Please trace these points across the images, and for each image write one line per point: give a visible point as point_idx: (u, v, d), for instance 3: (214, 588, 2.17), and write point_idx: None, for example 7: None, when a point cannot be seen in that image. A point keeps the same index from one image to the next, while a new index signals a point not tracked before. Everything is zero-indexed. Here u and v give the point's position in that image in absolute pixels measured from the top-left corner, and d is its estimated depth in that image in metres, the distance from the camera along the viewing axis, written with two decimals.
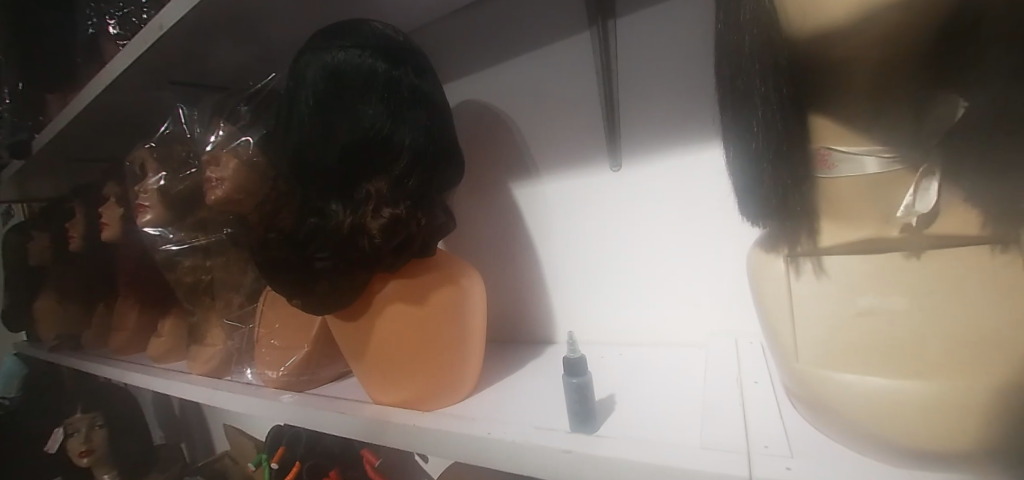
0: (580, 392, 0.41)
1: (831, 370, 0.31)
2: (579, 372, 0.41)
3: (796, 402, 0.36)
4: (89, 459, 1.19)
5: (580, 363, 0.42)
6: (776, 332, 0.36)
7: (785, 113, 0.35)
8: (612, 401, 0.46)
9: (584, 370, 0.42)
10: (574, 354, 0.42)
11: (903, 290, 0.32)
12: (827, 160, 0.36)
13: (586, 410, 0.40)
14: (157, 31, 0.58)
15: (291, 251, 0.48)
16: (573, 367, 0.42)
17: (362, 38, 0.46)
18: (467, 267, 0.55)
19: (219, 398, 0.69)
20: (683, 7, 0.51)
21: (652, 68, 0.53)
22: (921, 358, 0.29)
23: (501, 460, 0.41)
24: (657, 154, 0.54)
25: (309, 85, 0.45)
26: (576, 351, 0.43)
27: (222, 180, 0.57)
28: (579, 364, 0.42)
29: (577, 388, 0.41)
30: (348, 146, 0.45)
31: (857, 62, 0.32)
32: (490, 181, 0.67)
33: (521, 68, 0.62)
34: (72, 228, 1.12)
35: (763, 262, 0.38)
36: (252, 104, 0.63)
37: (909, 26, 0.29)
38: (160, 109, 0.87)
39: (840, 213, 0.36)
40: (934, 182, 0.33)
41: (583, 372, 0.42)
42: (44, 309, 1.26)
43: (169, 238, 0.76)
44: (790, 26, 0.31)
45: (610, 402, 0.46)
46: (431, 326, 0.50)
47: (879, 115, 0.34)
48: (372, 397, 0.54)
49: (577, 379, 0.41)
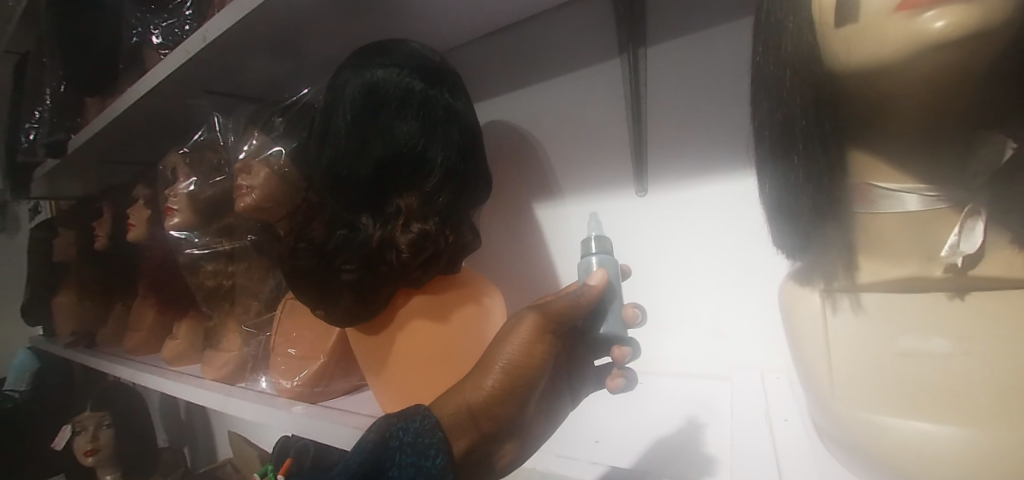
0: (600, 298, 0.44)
1: (871, 412, 0.30)
2: (604, 259, 0.46)
3: (830, 444, 0.35)
4: (94, 458, 1.21)
5: (597, 267, 0.45)
6: (809, 368, 0.35)
7: (825, 149, 0.36)
8: (625, 388, 0.45)
9: (610, 258, 0.46)
10: (589, 259, 0.46)
11: (948, 333, 0.31)
12: (867, 196, 0.36)
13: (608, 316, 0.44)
14: (202, 42, 0.61)
15: (319, 261, 0.49)
16: (586, 267, 0.46)
17: (401, 57, 0.48)
18: (489, 286, 0.55)
19: (230, 404, 0.68)
20: (716, 39, 0.51)
21: (680, 96, 0.54)
22: (968, 403, 0.28)
23: (546, 437, 0.45)
24: (685, 183, 0.54)
25: (347, 101, 0.46)
26: (593, 252, 0.46)
27: (253, 188, 0.59)
28: (603, 242, 0.47)
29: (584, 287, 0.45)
30: (381, 161, 0.45)
31: (902, 99, 0.32)
32: (515, 201, 0.68)
33: (550, 92, 0.64)
34: (98, 228, 1.14)
35: (798, 295, 0.37)
36: (286, 116, 0.63)
37: (956, 68, 0.29)
38: (193, 117, 0.90)
39: (881, 250, 0.35)
40: (979, 222, 0.32)
41: (608, 253, 0.47)
42: (63, 305, 1.29)
43: (195, 242, 0.77)
44: (831, 59, 0.32)
45: (625, 386, 0.45)
46: (446, 355, 0.48)
47: (922, 153, 0.34)
48: (387, 414, 0.53)
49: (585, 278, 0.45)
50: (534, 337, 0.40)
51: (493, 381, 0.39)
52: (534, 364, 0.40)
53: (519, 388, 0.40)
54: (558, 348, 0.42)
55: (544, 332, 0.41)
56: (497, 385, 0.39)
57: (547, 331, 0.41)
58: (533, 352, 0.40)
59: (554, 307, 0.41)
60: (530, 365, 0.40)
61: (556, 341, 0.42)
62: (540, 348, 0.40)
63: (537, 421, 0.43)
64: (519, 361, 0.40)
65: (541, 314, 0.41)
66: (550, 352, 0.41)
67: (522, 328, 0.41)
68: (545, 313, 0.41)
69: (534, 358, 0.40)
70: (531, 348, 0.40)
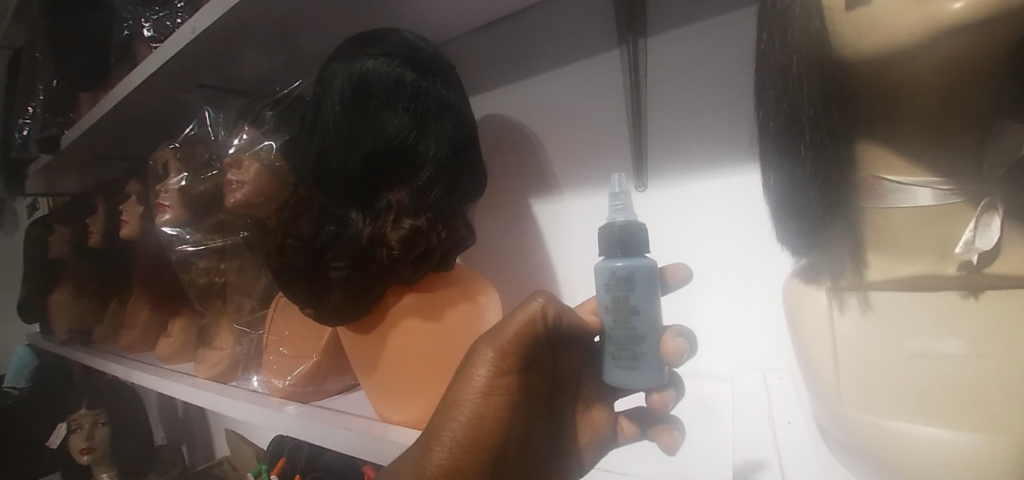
0: (624, 328, 0.36)
1: (879, 416, 0.29)
2: (631, 263, 0.36)
3: (836, 449, 0.33)
4: (89, 456, 1.19)
5: (627, 283, 0.36)
6: (812, 369, 0.34)
7: (831, 141, 0.34)
8: (675, 448, 0.38)
9: (643, 261, 0.36)
10: (615, 265, 0.37)
11: (961, 334, 0.30)
12: (877, 189, 0.34)
13: (640, 359, 0.36)
14: (190, 34, 0.60)
15: (307, 258, 0.47)
16: (606, 273, 0.37)
17: (391, 48, 0.46)
18: (484, 284, 0.53)
19: (221, 403, 0.67)
20: (719, 29, 0.50)
21: (681, 89, 0.52)
22: (984, 408, 0.27)
23: None
24: (686, 177, 0.52)
25: (336, 92, 0.45)
26: (618, 261, 0.37)
27: (243, 183, 0.57)
28: (633, 231, 0.37)
29: (604, 307, 0.38)
30: (371, 155, 0.44)
31: (912, 88, 0.30)
32: (512, 196, 0.66)
33: (548, 84, 0.62)
34: (92, 224, 1.13)
35: (803, 294, 0.36)
36: (277, 109, 0.62)
37: (973, 52, 0.27)
38: (185, 112, 0.89)
39: (891, 247, 0.34)
40: (995, 218, 0.31)
41: (639, 254, 0.37)
42: (59, 302, 1.28)
43: (187, 239, 0.76)
44: (841, 46, 0.30)
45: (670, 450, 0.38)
46: (444, 359, 0.47)
47: (934, 146, 0.32)
48: (378, 415, 0.51)
49: (607, 298, 0.37)
50: (485, 393, 0.37)
51: (442, 451, 0.37)
52: (494, 426, 0.37)
53: (474, 458, 0.36)
54: (525, 392, 0.38)
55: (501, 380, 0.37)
56: (446, 455, 0.36)
57: (503, 382, 0.37)
58: (487, 409, 0.37)
59: (510, 337, 0.37)
60: (487, 426, 0.37)
61: (519, 387, 0.38)
62: (497, 400, 0.37)
63: (529, 475, 0.39)
64: (470, 424, 0.37)
65: (498, 356, 0.37)
66: (514, 400, 0.38)
67: (475, 377, 0.37)
68: (502, 351, 0.37)
69: (491, 416, 0.37)
70: (484, 404, 0.37)
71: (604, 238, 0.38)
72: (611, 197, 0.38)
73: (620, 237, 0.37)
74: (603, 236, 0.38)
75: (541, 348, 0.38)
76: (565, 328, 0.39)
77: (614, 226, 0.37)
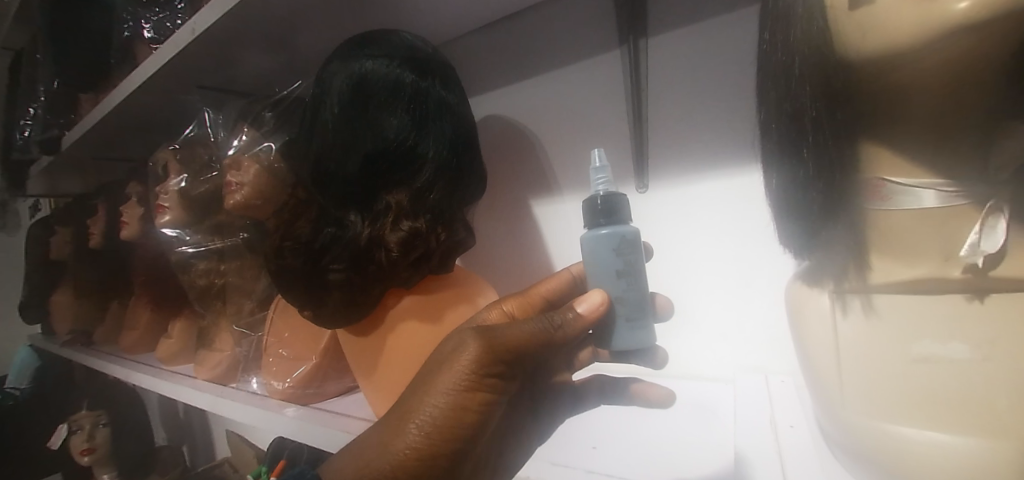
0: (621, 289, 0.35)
1: (883, 421, 0.28)
2: (616, 231, 0.35)
3: (839, 454, 0.33)
4: (90, 458, 1.19)
5: (622, 245, 0.35)
6: (815, 372, 0.33)
7: (833, 142, 0.34)
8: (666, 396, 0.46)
9: (627, 228, 0.35)
10: (599, 233, 0.35)
11: (967, 338, 0.29)
12: (881, 191, 0.34)
13: (645, 318, 0.35)
14: (190, 35, 0.60)
15: (305, 259, 0.47)
16: (590, 241, 0.35)
17: (390, 48, 0.46)
18: (484, 285, 0.52)
19: (221, 405, 0.67)
20: (720, 29, 0.49)
21: (682, 89, 0.51)
22: (990, 414, 0.26)
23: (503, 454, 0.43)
24: (688, 178, 0.51)
25: (335, 93, 0.45)
26: (604, 225, 0.35)
27: (242, 185, 0.58)
28: (615, 203, 0.36)
29: (589, 276, 0.36)
30: (370, 156, 0.44)
31: (917, 88, 0.30)
32: (512, 197, 0.66)
33: (549, 85, 0.62)
34: (93, 226, 1.13)
35: (805, 297, 0.35)
36: (277, 110, 0.62)
37: (978, 52, 0.27)
38: (185, 113, 0.89)
39: (895, 250, 0.34)
40: (1001, 220, 0.31)
41: (622, 222, 0.36)
42: (61, 303, 1.28)
43: (187, 240, 0.76)
44: (844, 46, 0.30)
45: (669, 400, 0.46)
46: None
47: (939, 147, 0.32)
48: (378, 418, 0.51)
49: (595, 266, 0.35)
50: (463, 389, 0.35)
51: (410, 433, 0.37)
52: (467, 419, 0.36)
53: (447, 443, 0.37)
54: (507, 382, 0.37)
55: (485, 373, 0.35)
56: (415, 438, 0.36)
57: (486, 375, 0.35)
58: (462, 404, 0.36)
59: (503, 336, 0.34)
60: (460, 419, 0.36)
61: (500, 383, 0.36)
62: (480, 394, 0.36)
63: (490, 448, 0.41)
64: (443, 416, 0.36)
65: (486, 351, 0.35)
66: (492, 395, 0.36)
67: (455, 368, 0.35)
68: (488, 349, 0.35)
69: (466, 409, 0.36)
70: (460, 398, 0.36)
71: (587, 209, 0.36)
72: (592, 171, 0.37)
73: (608, 208, 0.35)
74: (586, 207, 0.36)
75: (535, 351, 0.35)
76: (562, 332, 0.34)
77: (597, 197, 0.36)
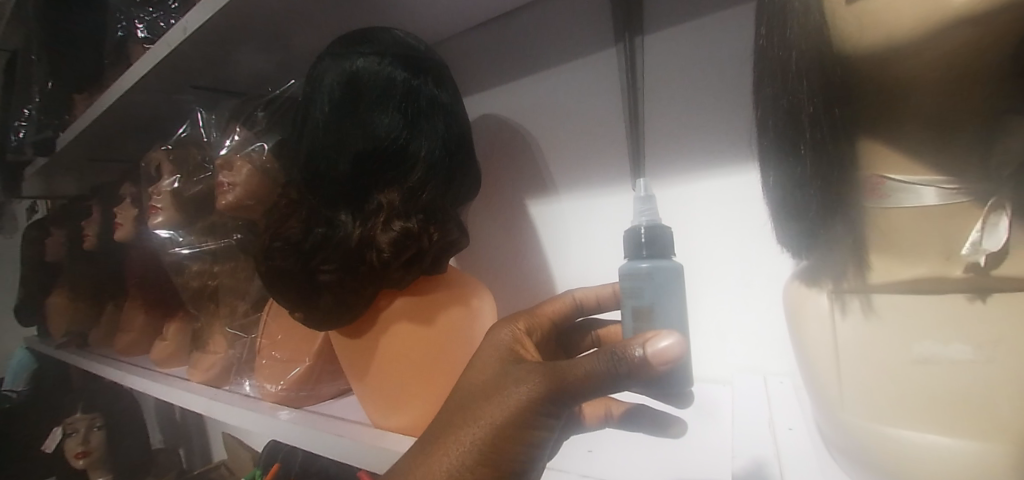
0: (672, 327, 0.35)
1: (884, 425, 0.28)
2: (657, 265, 0.36)
3: (837, 457, 0.32)
4: (85, 461, 1.19)
5: (656, 275, 0.35)
6: (813, 374, 0.33)
7: (830, 140, 0.33)
8: (684, 426, 0.40)
9: (667, 262, 0.36)
10: (639, 266, 0.36)
11: (967, 338, 0.28)
12: (880, 189, 0.33)
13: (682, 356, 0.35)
14: (181, 34, 0.59)
15: (296, 260, 0.47)
16: (633, 274, 0.36)
17: (383, 46, 0.45)
18: (478, 286, 0.51)
19: (215, 408, 0.66)
20: (716, 26, 0.49)
21: (678, 86, 0.51)
22: (994, 418, 0.26)
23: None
24: (684, 177, 0.51)
25: (325, 92, 0.44)
26: (644, 257, 0.36)
27: (235, 185, 0.57)
28: (659, 235, 0.36)
29: (641, 312, 0.35)
30: (361, 155, 0.43)
31: (917, 83, 0.29)
32: (507, 197, 0.65)
33: (544, 83, 0.61)
34: (88, 227, 1.12)
35: (803, 298, 0.35)
36: (269, 109, 0.61)
37: (978, 46, 0.26)
38: (179, 113, 0.88)
39: (894, 248, 0.33)
40: (1003, 217, 0.30)
41: (665, 256, 0.36)
42: (56, 305, 1.27)
43: (180, 241, 0.75)
44: (842, 41, 0.29)
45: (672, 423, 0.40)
46: (439, 366, 0.46)
47: (937, 143, 0.31)
48: (371, 421, 0.50)
49: (645, 298, 0.35)
50: (512, 422, 0.32)
51: (445, 462, 0.33)
52: (510, 458, 0.32)
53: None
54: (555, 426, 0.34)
55: (538, 409, 0.32)
56: (451, 469, 0.32)
57: (538, 411, 0.32)
58: (509, 444, 0.32)
59: (568, 373, 0.32)
60: (503, 463, 0.32)
61: (550, 427, 0.33)
62: (524, 432, 0.32)
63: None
64: (485, 448, 0.32)
65: (546, 387, 0.32)
66: (539, 437, 0.33)
67: (508, 398, 0.33)
68: (547, 384, 0.32)
69: (510, 446, 0.32)
70: (505, 432, 0.32)
71: (628, 240, 0.37)
72: (639, 200, 0.38)
73: (650, 241, 0.36)
74: (629, 237, 0.37)
75: (595, 393, 0.31)
76: (626, 377, 0.30)
77: (640, 229, 0.37)
